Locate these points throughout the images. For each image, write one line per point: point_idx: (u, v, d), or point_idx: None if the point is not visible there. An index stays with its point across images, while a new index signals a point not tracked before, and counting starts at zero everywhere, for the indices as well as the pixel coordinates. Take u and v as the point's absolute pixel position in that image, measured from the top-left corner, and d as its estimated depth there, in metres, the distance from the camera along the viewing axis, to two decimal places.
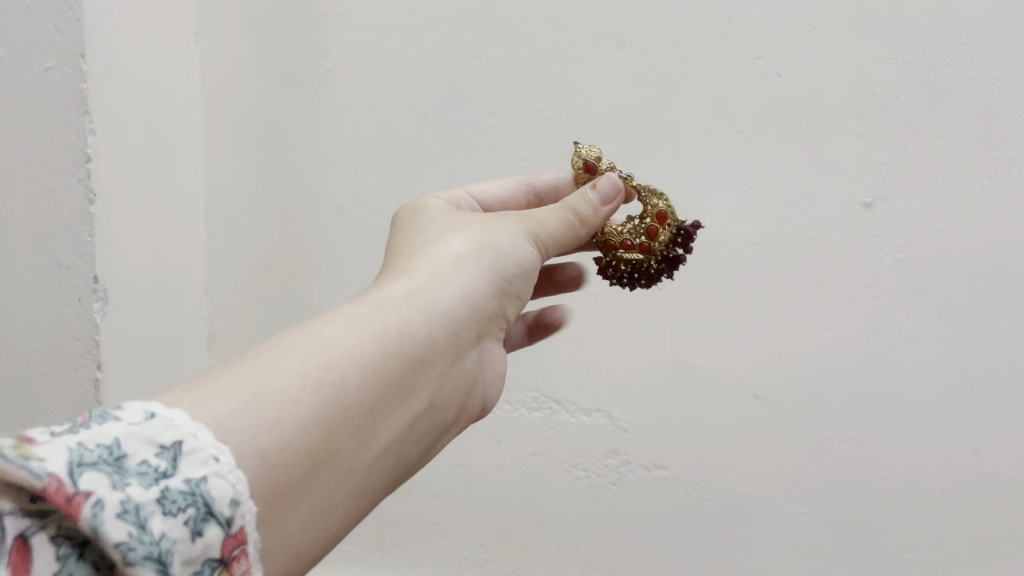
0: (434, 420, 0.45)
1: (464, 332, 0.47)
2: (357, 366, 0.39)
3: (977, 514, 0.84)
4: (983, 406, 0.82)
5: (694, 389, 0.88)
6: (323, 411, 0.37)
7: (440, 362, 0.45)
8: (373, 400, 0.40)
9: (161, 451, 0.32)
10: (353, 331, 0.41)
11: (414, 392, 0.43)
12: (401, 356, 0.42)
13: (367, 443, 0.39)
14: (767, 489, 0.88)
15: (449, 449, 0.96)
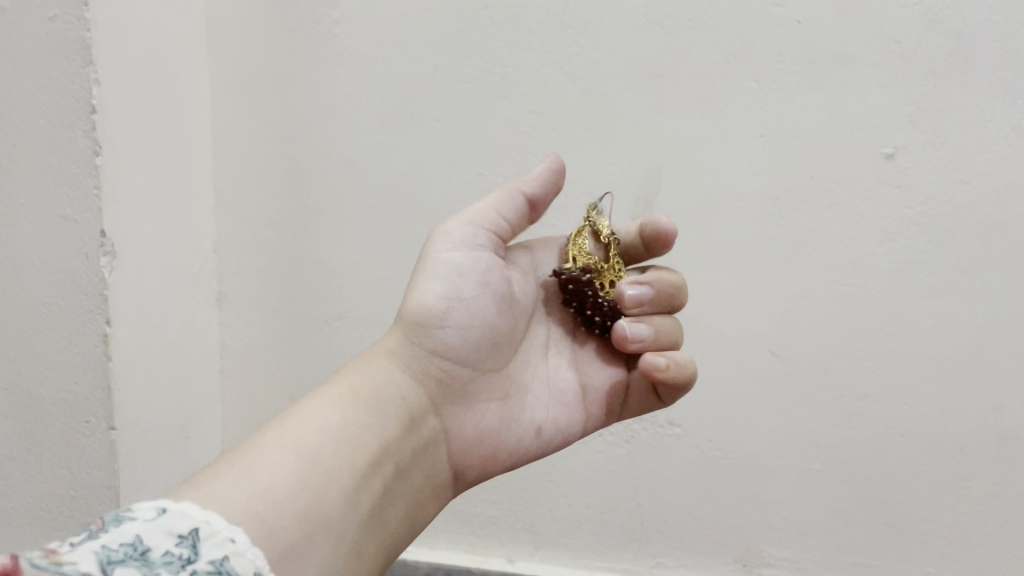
0: (408, 483, 0.55)
1: (416, 400, 0.57)
2: (321, 438, 0.50)
3: (995, 472, 0.82)
4: (1004, 361, 0.80)
5: (709, 345, 0.87)
6: (311, 475, 0.47)
7: (400, 429, 0.55)
8: (348, 462, 0.50)
9: (180, 541, 0.39)
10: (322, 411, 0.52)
11: (382, 462, 0.52)
12: (359, 432, 0.52)
13: (353, 504, 0.49)
14: (782, 445, 0.87)
15: None
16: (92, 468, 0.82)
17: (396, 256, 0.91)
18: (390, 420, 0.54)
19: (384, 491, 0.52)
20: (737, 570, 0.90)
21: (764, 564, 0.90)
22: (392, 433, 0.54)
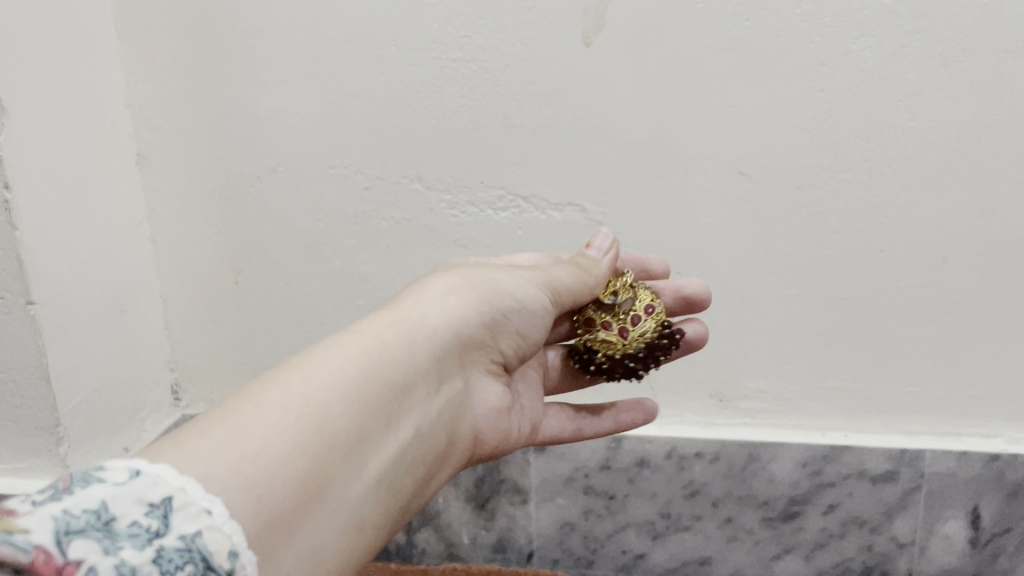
0: (421, 450, 0.53)
1: (440, 357, 0.55)
2: (339, 396, 0.47)
3: (981, 280, 0.77)
4: (990, 161, 0.74)
5: (674, 171, 0.79)
6: (321, 438, 0.45)
7: (420, 393, 0.53)
8: (363, 426, 0.48)
9: (151, 510, 0.36)
10: (342, 361, 0.49)
11: (395, 425, 0.50)
12: (382, 389, 0.49)
13: (355, 472, 0.47)
14: (754, 272, 0.81)
15: (412, 259, 0.86)
16: (15, 346, 0.75)
17: (327, 99, 0.82)
18: (411, 383, 0.52)
19: (390, 463, 0.50)
20: (713, 405, 0.86)
21: (741, 398, 0.85)
22: (411, 395, 0.52)
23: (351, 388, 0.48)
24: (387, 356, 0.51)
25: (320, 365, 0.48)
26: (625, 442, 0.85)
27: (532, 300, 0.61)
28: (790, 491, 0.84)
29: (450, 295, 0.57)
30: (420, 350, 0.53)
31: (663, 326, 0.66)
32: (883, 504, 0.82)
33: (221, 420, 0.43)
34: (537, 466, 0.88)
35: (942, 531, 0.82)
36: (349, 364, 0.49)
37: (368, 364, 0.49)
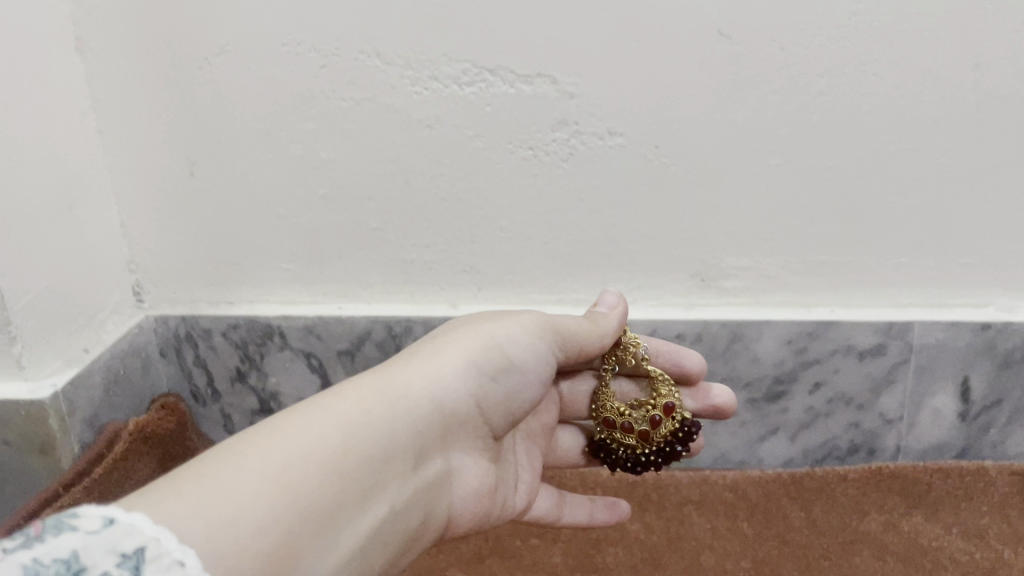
0: (395, 530, 0.52)
1: (419, 433, 0.55)
2: (318, 466, 0.46)
3: (973, 141, 0.73)
4: (985, 10, 0.69)
5: (651, 34, 0.73)
6: (300, 511, 0.44)
7: (398, 469, 0.53)
8: (339, 497, 0.47)
9: (122, 560, 0.35)
10: (325, 432, 0.48)
11: (371, 497, 0.50)
12: (360, 460, 0.49)
13: (328, 550, 0.45)
14: (738, 141, 0.76)
15: (374, 141, 0.80)
16: None
17: None
18: (391, 458, 0.52)
19: (360, 543, 0.48)
20: (694, 286, 0.82)
21: (723, 277, 0.81)
22: (389, 469, 0.52)
23: (332, 464, 0.47)
24: (369, 428, 0.51)
25: (305, 437, 0.47)
26: None
27: (526, 357, 0.63)
28: (775, 370, 0.81)
29: (438, 370, 0.58)
30: (403, 429, 0.54)
31: (684, 423, 0.70)
32: (870, 378, 0.80)
33: (202, 480, 0.42)
34: None
35: (931, 405, 0.80)
36: (332, 439, 0.48)
37: (349, 440, 0.49)
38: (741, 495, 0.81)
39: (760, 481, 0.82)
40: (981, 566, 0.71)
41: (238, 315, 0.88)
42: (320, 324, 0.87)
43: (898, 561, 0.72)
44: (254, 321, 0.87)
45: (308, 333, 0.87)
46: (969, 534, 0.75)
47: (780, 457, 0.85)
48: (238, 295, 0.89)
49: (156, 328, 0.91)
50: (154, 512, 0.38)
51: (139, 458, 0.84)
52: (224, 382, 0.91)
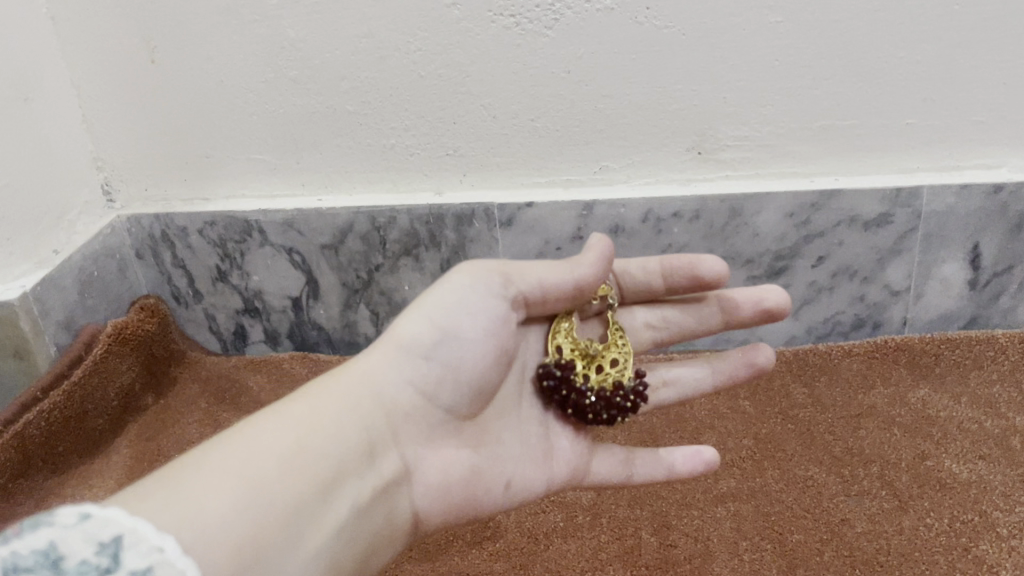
0: (363, 532, 0.43)
1: (379, 428, 0.45)
2: (257, 476, 0.39)
3: None
4: None
5: None
6: (259, 513, 0.37)
7: (355, 465, 0.43)
8: (295, 505, 0.39)
9: (101, 548, 0.32)
10: (274, 435, 0.41)
11: (332, 497, 0.41)
12: (308, 463, 0.41)
13: (296, 549, 0.38)
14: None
15: (343, 17, 0.74)
16: None
17: None
18: (343, 456, 0.43)
19: (332, 543, 0.40)
20: (691, 160, 0.78)
21: (721, 149, 0.77)
22: (344, 468, 0.43)
23: (286, 462, 0.40)
24: (310, 433, 0.42)
25: (256, 438, 0.41)
26: (597, 208, 0.79)
27: (492, 326, 0.49)
28: (776, 246, 0.78)
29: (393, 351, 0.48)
30: (359, 426, 0.44)
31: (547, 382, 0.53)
32: (877, 250, 0.77)
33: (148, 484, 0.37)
34: (504, 244, 0.82)
35: (939, 275, 0.78)
36: (283, 439, 0.41)
37: (303, 440, 0.42)
38: None
39: None
40: (992, 435, 0.69)
41: (214, 212, 0.84)
42: (299, 217, 0.82)
43: (905, 433, 0.70)
44: (230, 217, 0.84)
45: (288, 227, 0.83)
46: (978, 403, 0.73)
47: (783, 335, 0.83)
48: (213, 192, 0.85)
49: (129, 228, 0.87)
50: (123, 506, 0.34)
51: (122, 369, 0.81)
52: (206, 283, 0.88)
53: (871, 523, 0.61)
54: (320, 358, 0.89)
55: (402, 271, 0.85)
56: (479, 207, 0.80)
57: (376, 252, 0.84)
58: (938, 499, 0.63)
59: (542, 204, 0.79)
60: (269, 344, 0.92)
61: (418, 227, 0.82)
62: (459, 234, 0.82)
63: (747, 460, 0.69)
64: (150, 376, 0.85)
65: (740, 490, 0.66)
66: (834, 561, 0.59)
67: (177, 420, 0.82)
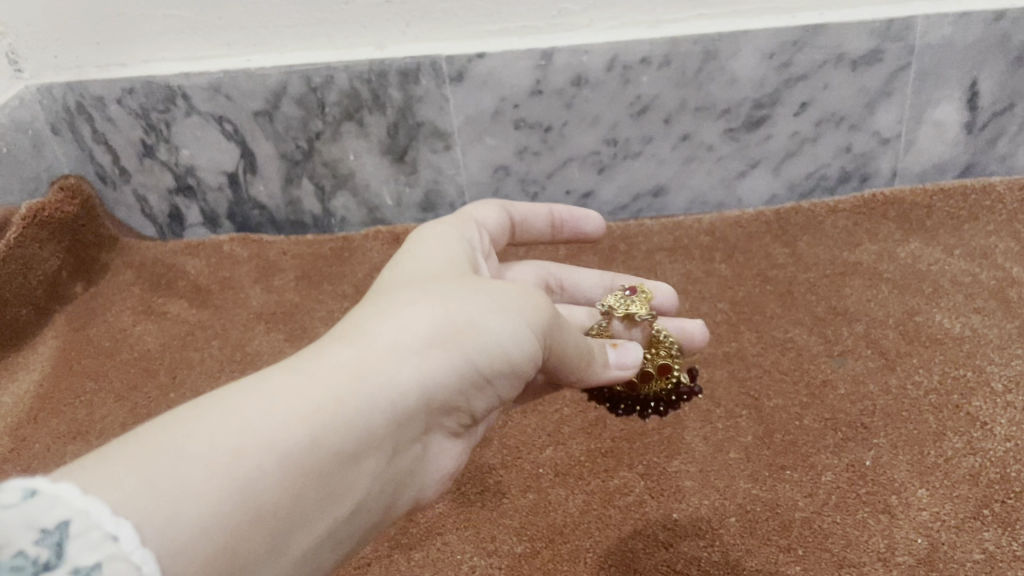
0: (351, 528, 0.33)
1: (407, 418, 0.34)
2: (259, 477, 0.28)
3: None
4: None
5: None
6: (242, 523, 0.27)
7: (367, 461, 0.32)
8: (286, 513, 0.29)
9: (41, 536, 0.23)
10: (288, 415, 0.29)
11: (334, 496, 0.31)
12: (323, 457, 0.30)
13: (273, 556, 0.29)
14: None
15: None
16: None
17: None
18: (361, 456, 0.32)
19: (313, 550, 0.31)
20: None
21: None
22: (358, 463, 0.32)
23: (295, 465, 0.29)
24: (336, 426, 0.31)
25: (264, 421, 0.29)
26: (557, 57, 0.70)
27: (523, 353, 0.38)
28: (755, 92, 0.71)
29: (442, 319, 0.35)
30: (391, 415, 0.33)
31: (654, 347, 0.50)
32: (865, 93, 0.70)
33: (112, 458, 0.26)
34: (456, 103, 0.73)
35: (933, 118, 0.72)
36: (299, 427, 0.29)
37: (321, 430, 0.30)
38: (718, 238, 0.73)
39: (738, 220, 0.75)
40: (988, 287, 0.63)
41: (132, 78, 0.75)
42: (226, 80, 0.74)
43: (893, 289, 0.64)
44: (151, 83, 0.75)
45: (215, 92, 0.75)
46: (973, 255, 0.67)
47: (763, 194, 0.77)
48: (129, 55, 0.76)
49: (42, 101, 0.78)
50: (84, 479, 0.25)
51: (44, 256, 0.75)
52: (132, 160, 0.80)
53: (855, 384, 0.56)
54: (263, 239, 0.82)
55: (345, 139, 0.77)
56: (424, 60, 0.71)
57: (315, 118, 0.75)
58: (930, 355, 0.58)
59: (495, 55, 0.70)
60: (209, 227, 0.85)
61: (359, 87, 0.73)
62: (405, 93, 0.73)
63: (721, 325, 0.64)
64: (79, 261, 0.78)
65: (714, 356, 0.61)
66: (814, 425, 0.54)
67: (107, 307, 0.75)
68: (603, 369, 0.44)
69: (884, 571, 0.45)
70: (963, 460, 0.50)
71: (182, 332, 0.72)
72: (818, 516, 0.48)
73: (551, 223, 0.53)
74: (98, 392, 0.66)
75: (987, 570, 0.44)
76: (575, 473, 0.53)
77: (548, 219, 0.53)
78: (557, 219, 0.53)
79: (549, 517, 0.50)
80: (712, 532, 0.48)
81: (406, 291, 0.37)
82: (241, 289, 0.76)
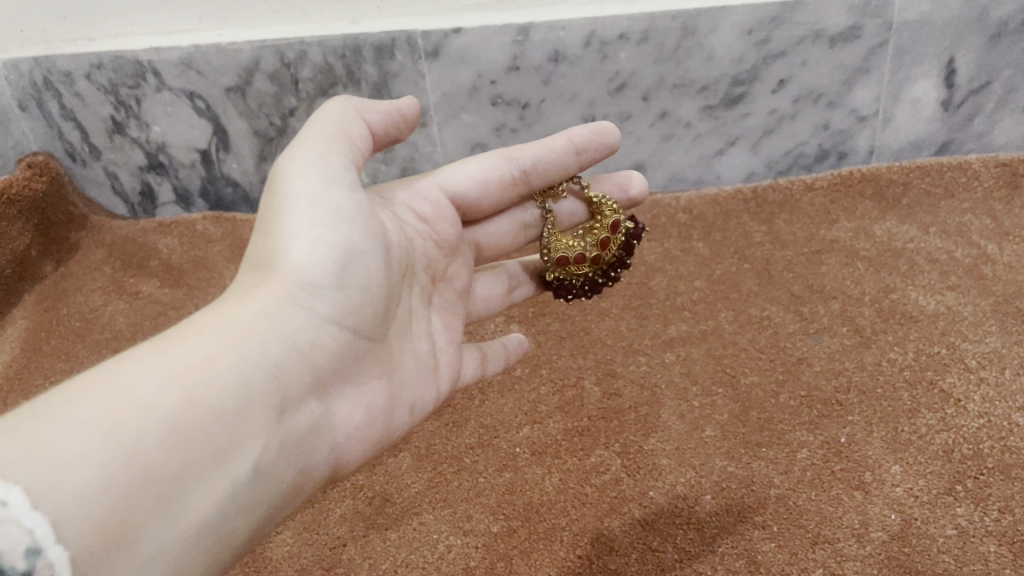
0: (263, 487, 0.34)
1: (295, 367, 0.35)
2: (134, 435, 0.29)
3: None
4: None
5: None
6: (124, 481, 0.29)
7: (256, 412, 0.33)
8: (172, 468, 0.30)
9: None
10: (153, 376, 0.31)
11: (227, 450, 0.32)
12: (201, 411, 0.31)
13: (172, 514, 0.30)
14: None
15: None
16: None
17: None
18: (244, 402, 0.33)
19: (222, 509, 0.32)
20: None
21: None
22: (244, 411, 0.33)
23: (175, 423, 0.30)
24: (207, 377, 0.32)
25: (137, 385, 0.31)
26: (534, 33, 0.69)
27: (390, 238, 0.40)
28: (733, 69, 0.70)
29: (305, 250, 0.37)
30: (271, 366, 0.34)
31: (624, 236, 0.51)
32: (842, 70, 0.70)
33: None
34: (433, 78, 0.72)
35: (910, 96, 0.72)
36: (172, 388, 0.31)
37: (194, 390, 0.32)
38: (696, 216, 0.73)
39: (716, 197, 0.75)
40: (962, 264, 0.63)
41: (100, 52, 0.73)
42: (197, 55, 0.72)
43: (870, 266, 0.64)
44: (120, 57, 0.73)
45: (186, 67, 0.73)
46: (948, 232, 0.67)
47: (740, 171, 0.77)
48: (94, 28, 0.74)
49: (8, 75, 0.75)
50: None
51: (13, 235, 0.74)
52: (102, 136, 0.79)
53: (831, 361, 0.57)
54: (236, 217, 0.81)
55: None
56: (400, 35, 0.70)
57: (288, 94, 0.74)
58: (905, 332, 0.58)
59: (471, 30, 0.69)
60: (181, 205, 0.84)
61: (333, 62, 0.72)
62: (380, 69, 0.72)
63: (699, 303, 0.63)
64: (49, 240, 0.77)
65: (691, 334, 0.61)
66: (790, 402, 0.54)
67: (77, 287, 0.74)
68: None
69: (858, 547, 0.45)
70: (937, 436, 0.50)
71: (154, 312, 0.71)
72: (792, 493, 0.48)
73: (573, 149, 0.47)
74: (69, 373, 0.65)
75: (959, 545, 0.44)
76: (552, 452, 0.53)
77: (567, 149, 0.47)
78: (578, 147, 0.47)
79: (524, 495, 0.50)
80: (687, 510, 0.48)
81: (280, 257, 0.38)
82: (214, 268, 0.75)
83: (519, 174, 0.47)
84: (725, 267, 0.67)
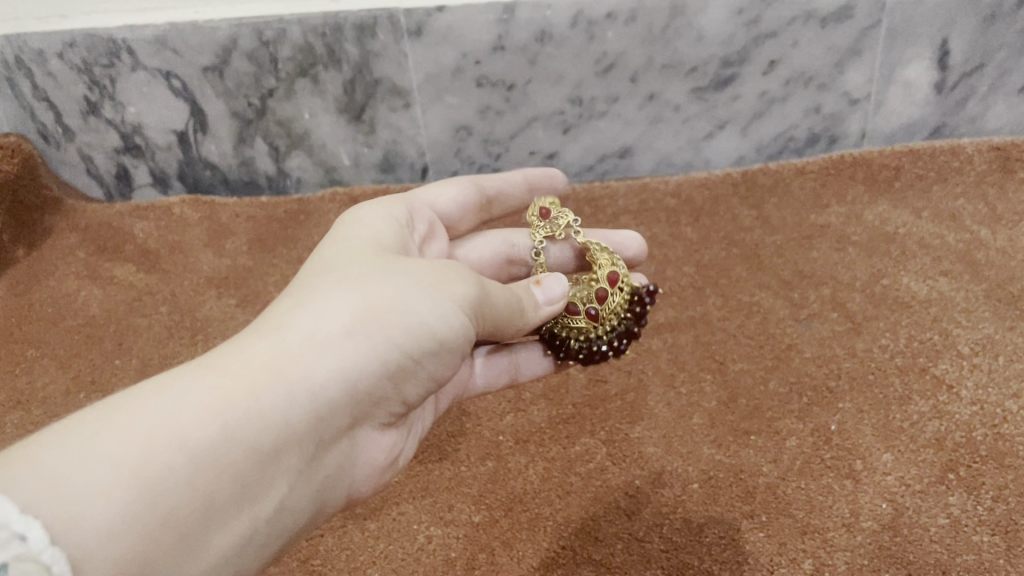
0: (277, 527, 0.32)
1: (334, 415, 0.33)
2: (172, 479, 0.27)
3: None
4: None
5: None
6: (155, 525, 0.26)
7: (290, 457, 0.31)
8: (201, 512, 0.28)
9: None
10: (197, 412, 0.28)
11: (255, 494, 0.30)
12: (239, 456, 0.29)
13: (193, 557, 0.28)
14: None
15: None
16: None
17: None
18: (284, 451, 0.31)
19: (237, 550, 0.30)
20: None
21: None
22: (279, 458, 0.31)
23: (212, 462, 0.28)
24: (252, 421, 0.29)
25: (182, 418, 0.28)
26: (520, 11, 0.67)
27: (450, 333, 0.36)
28: (723, 50, 0.69)
29: (361, 301, 0.34)
30: (311, 407, 0.31)
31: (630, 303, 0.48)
32: (834, 51, 0.69)
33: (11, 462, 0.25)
34: (415, 58, 0.70)
35: (902, 77, 0.71)
36: (215, 425, 0.28)
37: (233, 427, 0.29)
38: (685, 201, 0.72)
39: (705, 182, 0.73)
40: (955, 250, 0.62)
41: (73, 30, 0.71)
42: (173, 33, 0.70)
43: (861, 251, 0.63)
44: (93, 35, 0.71)
45: (161, 46, 0.71)
46: (941, 217, 0.66)
47: (729, 155, 0.76)
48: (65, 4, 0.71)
49: None
50: None
51: None
52: (76, 117, 0.76)
53: (821, 347, 0.55)
54: (215, 201, 0.79)
55: (299, 97, 0.73)
56: (382, 13, 0.68)
57: (267, 74, 0.72)
58: (896, 318, 0.57)
59: (455, 9, 0.67)
60: (159, 188, 0.82)
61: (313, 41, 0.70)
62: (362, 48, 0.70)
63: (687, 289, 0.62)
64: (19, 223, 0.75)
65: (679, 320, 0.59)
66: (780, 389, 0.53)
67: (50, 272, 0.72)
68: (532, 313, 0.43)
69: (849, 536, 0.44)
70: (928, 423, 0.49)
71: (129, 297, 0.69)
72: (782, 482, 0.47)
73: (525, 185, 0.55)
74: (40, 358, 0.63)
75: (951, 535, 0.43)
76: (536, 440, 0.52)
77: (523, 183, 0.54)
78: (532, 183, 0.55)
79: (507, 485, 0.49)
80: (675, 500, 0.47)
81: (326, 276, 0.35)
82: (191, 253, 0.73)
83: (484, 201, 0.52)
84: (714, 252, 0.65)
